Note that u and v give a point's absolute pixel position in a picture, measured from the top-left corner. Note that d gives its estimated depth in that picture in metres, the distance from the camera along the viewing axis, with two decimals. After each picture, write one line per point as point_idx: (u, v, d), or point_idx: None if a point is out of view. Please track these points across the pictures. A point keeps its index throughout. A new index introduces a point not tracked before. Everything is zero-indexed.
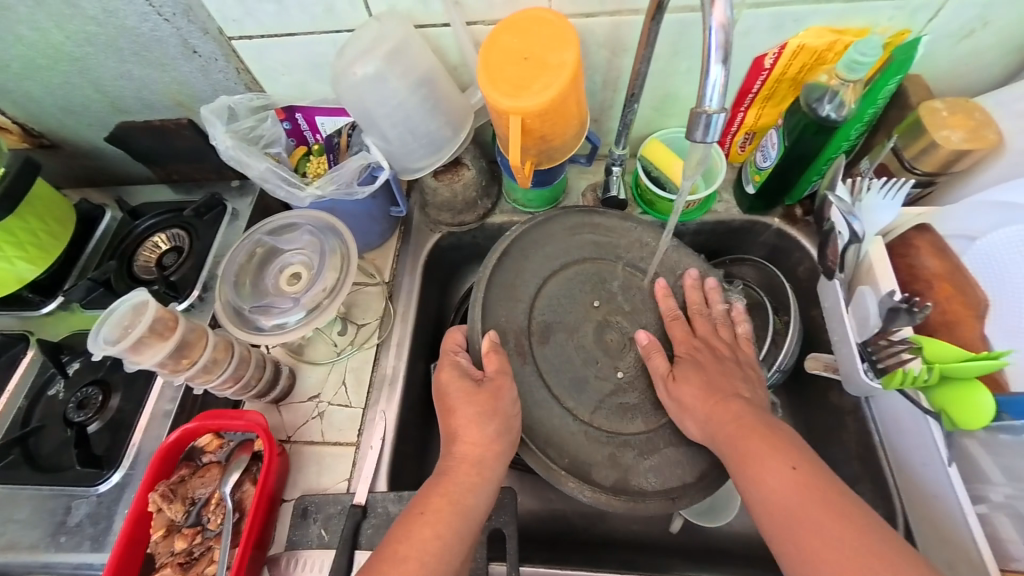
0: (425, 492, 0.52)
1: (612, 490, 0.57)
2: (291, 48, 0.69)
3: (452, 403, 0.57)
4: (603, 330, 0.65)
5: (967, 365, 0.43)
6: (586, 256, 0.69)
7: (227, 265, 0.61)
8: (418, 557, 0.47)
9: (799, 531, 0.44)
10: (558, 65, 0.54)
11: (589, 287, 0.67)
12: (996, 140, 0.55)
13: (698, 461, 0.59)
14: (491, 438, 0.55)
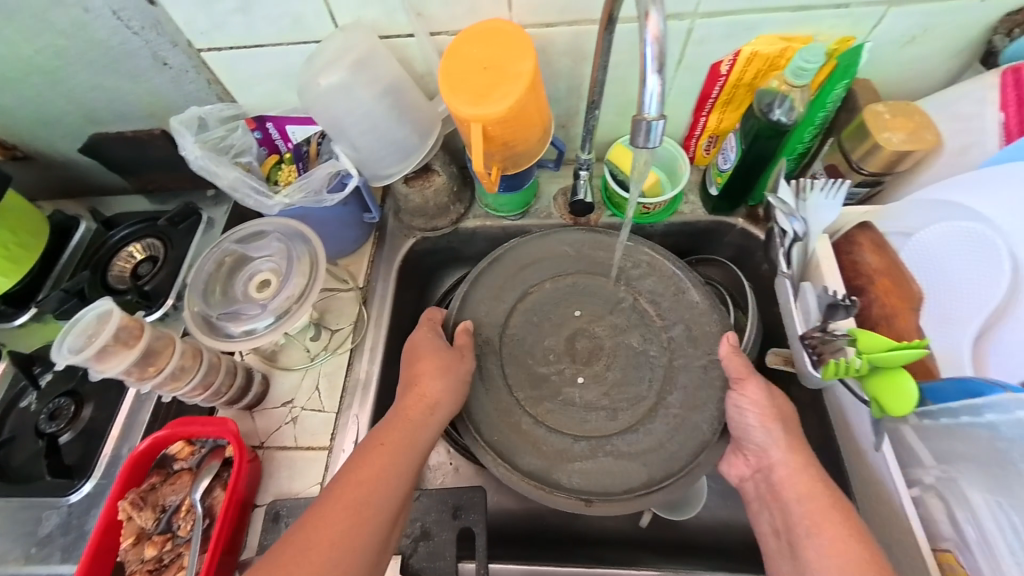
0: (374, 431, 0.56)
1: (535, 478, 0.58)
2: (259, 59, 0.70)
3: (419, 354, 0.60)
4: (574, 338, 0.66)
5: (893, 354, 0.43)
6: (576, 271, 0.70)
7: (195, 274, 0.62)
8: (365, 483, 0.51)
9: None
10: (516, 75, 0.56)
11: (574, 298, 0.69)
12: (934, 141, 0.57)
13: (633, 473, 0.58)
14: (446, 395, 0.58)
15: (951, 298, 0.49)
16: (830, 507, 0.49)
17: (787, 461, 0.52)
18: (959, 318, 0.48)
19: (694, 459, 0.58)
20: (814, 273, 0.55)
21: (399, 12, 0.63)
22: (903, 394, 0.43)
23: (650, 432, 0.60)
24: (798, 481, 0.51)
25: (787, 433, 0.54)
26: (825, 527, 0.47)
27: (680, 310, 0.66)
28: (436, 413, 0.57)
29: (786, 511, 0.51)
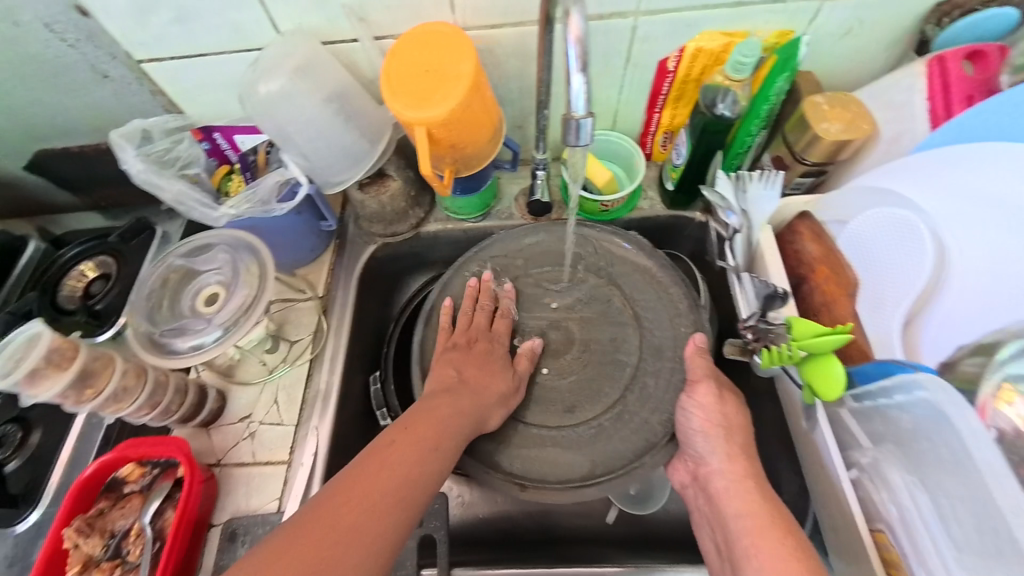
0: (412, 413, 0.54)
1: (477, 456, 0.59)
2: (200, 69, 0.68)
3: (472, 356, 0.61)
4: (548, 329, 0.66)
5: (823, 339, 0.44)
6: (547, 268, 0.70)
7: (139, 293, 0.61)
8: (409, 464, 0.49)
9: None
10: (456, 77, 0.56)
11: (553, 291, 0.68)
12: (870, 130, 0.58)
13: (574, 466, 0.58)
14: (492, 403, 0.58)
15: (882, 280, 0.50)
16: (768, 521, 0.48)
17: (729, 474, 0.53)
18: (888, 299, 0.49)
19: (637, 458, 0.58)
20: (759, 263, 0.56)
21: (340, 17, 0.62)
22: (833, 380, 0.44)
23: (600, 427, 0.60)
24: (737, 494, 0.51)
25: (729, 443, 0.55)
26: (758, 541, 0.47)
27: (657, 308, 0.66)
28: (477, 419, 0.56)
29: (727, 531, 0.50)
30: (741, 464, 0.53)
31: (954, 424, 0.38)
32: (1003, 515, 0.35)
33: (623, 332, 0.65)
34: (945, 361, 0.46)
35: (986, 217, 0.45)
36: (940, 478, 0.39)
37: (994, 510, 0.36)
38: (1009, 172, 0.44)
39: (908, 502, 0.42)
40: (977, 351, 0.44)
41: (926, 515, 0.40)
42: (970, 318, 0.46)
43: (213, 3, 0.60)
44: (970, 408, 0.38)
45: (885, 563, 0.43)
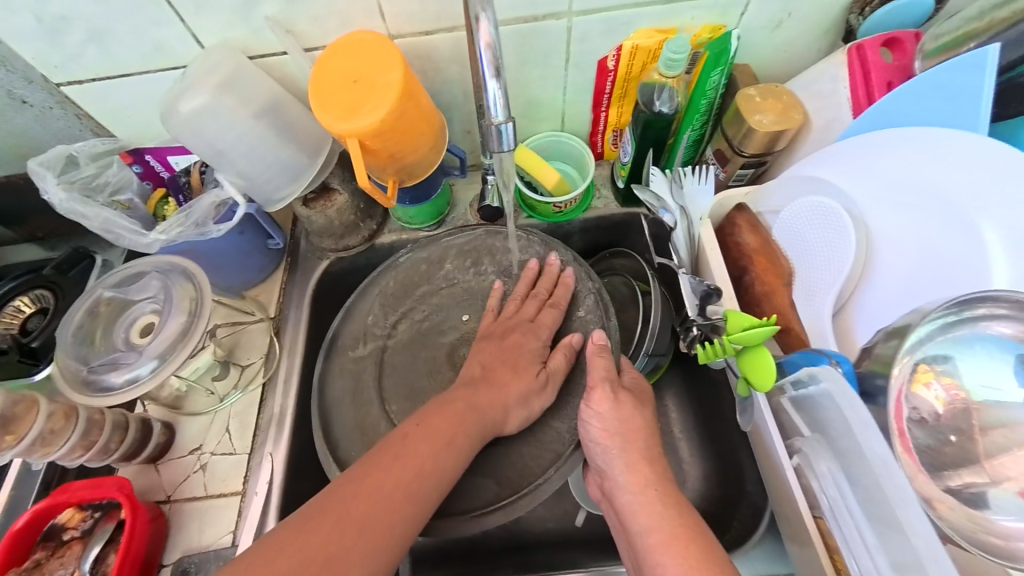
0: (429, 407, 0.53)
1: None
2: (125, 89, 0.65)
3: (506, 351, 0.60)
4: (459, 344, 0.68)
5: (755, 332, 0.44)
6: (457, 281, 0.70)
7: (65, 328, 0.58)
8: (423, 456, 0.49)
9: None
10: (385, 86, 0.55)
11: (464, 305, 0.69)
12: (801, 120, 0.59)
13: (483, 489, 0.56)
14: (512, 403, 0.56)
15: (809, 272, 0.50)
16: (670, 532, 0.46)
17: (631, 486, 0.50)
18: (819, 290, 0.49)
19: (544, 474, 0.56)
20: (702, 260, 0.56)
21: (266, 29, 0.60)
22: (764, 369, 0.44)
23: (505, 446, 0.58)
24: (642, 509, 0.48)
25: (629, 451, 0.51)
26: (662, 557, 0.45)
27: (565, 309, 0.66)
28: (496, 417, 0.55)
29: (634, 535, 0.48)
30: (643, 473, 0.50)
31: (847, 415, 0.39)
32: (909, 503, 0.35)
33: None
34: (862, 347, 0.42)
35: (906, 203, 0.47)
36: (856, 467, 0.39)
37: (903, 498, 0.35)
38: (924, 159, 0.46)
39: (834, 492, 0.41)
40: (891, 334, 0.39)
41: (851, 504, 0.40)
42: (896, 302, 0.46)
43: (129, 20, 0.57)
44: (859, 400, 0.38)
45: (828, 548, 0.43)
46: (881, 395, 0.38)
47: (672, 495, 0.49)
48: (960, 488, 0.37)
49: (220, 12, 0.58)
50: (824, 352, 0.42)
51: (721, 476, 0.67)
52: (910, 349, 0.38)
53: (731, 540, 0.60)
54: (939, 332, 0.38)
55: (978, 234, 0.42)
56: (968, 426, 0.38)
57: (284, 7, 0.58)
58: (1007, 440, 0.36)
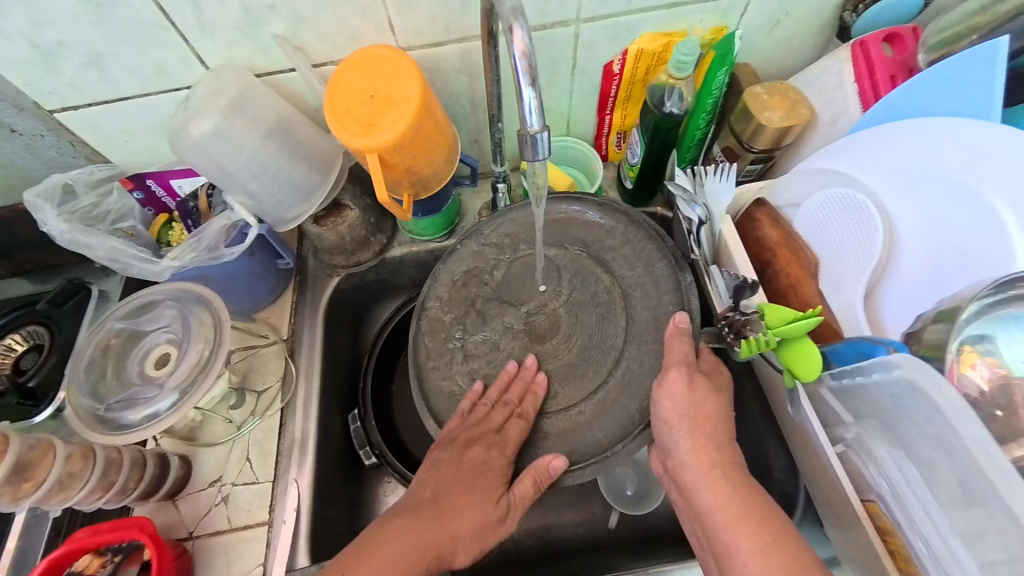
0: (361, 543, 0.49)
1: None
2: (124, 113, 0.63)
3: (468, 470, 0.55)
4: (533, 317, 0.63)
5: (798, 325, 0.44)
6: (526, 252, 0.66)
7: (75, 365, 0.56)
8: None
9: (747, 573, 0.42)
10: (404, 100, 0.54)
11: (542, 274, 0.65)
12: (808, 115, 0.60)
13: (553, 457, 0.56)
14: (464, 535, 0.51)
15: (834, 263, 0.51)
16: (742, 511, 0.45)
17: (697, 467, 0.48)
18: (847, 280, 0.50)
19: (612, 448, 0.54)
20: (724, 253, 0.57)
21: (273, 47, 0.59)
22: (809, 362, 0.45)
23: (582, 415, 0.57)
24: (710, 489, 0.47)
25: (699, 430, 0.50)
26: (737, 535, 0.44)
27: (647, 283, 0.60)
28: (445, 552, 0.50)
29: (708, 523, 0.46)
30: (709, 455, 0.49)
31: (934, 400, 0.37)
32: (984, 474, 0.35)
33: (609, 311, 0.61)
34: (909, 331, 0.44)
35: (923, 188, 0.48)
36: (920, 451, 0.40)
37: (977, 469, 0.35)
38: (936, 147, 0.48)
39: (896, 476, 0.42)
40: (940, 318, 0.41)
41: (918, 487, 0.40)
42: (924, 286, 0.47)
43: (130, 44, 0.55)
44: (943, 380, 0.36)
45: (880, 531, 0.44)
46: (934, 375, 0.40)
47: (740, 474, 0.48)
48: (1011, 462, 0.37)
49: (226, 32, 0.56)
50: (882, 341, 0.42)
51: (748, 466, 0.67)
52: (966, 320, 0.39)
53: None
54: (980, 313, 0.39)
55: (994, 214, 0.44)
56: (1008, 401, 0.38)
57: (292, 25, 0.57)
58: None
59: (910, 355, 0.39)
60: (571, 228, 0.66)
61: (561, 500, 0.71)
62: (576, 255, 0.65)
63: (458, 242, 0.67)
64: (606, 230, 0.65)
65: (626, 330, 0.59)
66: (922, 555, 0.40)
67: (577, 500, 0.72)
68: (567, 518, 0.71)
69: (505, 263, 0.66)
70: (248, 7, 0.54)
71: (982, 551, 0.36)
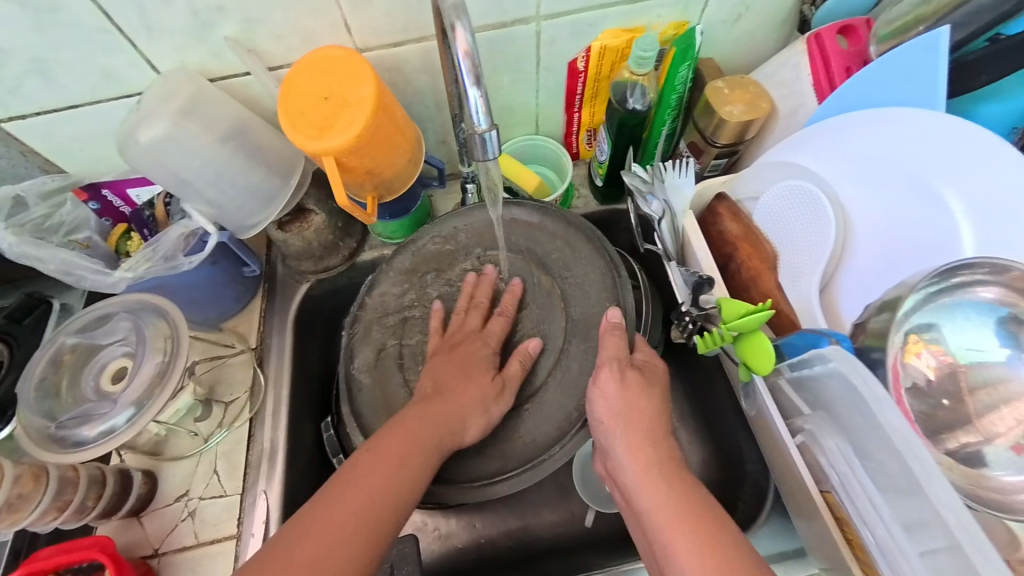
0: (382, 430, 0.51)
1: None
2: (74, 122, 0.61)
3: (465, 360, 0.57)
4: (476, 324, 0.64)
5: (750, 319, 0.44)
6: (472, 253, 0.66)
7: (25, 383, 0.54)
8: (371, 487, 0.46)
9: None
10: (358, 101, 0.53)
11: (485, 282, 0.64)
12: (769, 108, 0.61)
13: (484, 462, 0.56)
14: (470, 408, 0.54)
15: (793, 258, 0.51)
16: (677, 511, 0.45)
17: (634, 467, 0.49)
18: (804, 271, 0.50)
19: (546, 451, 0.55)
20: (688, 249, 0.57)
21: (225, 51, 0.58)
22: (761, 351, 0.45)
23: (524, 420, 0.57)
24: (646, 491, 0.47)
25: (631, 430, 0.50)
26: (674, 537, 0.44)
27: (587, 284, 0.61)
28: (454, 428, 0.52)
29: (646, 526, 0.46)
30: (645, 454, 0.49)
31: (864, 394, 0.38)
32: (909, 467, 0.36)
33: (550, 312, 0.62)
34: (856, 322, 0.43)
35: (878, 178, 0.49)
36: (865, 441, 0.40)
37: (903, 465, 0.36)
38: (893, 134, 0.48)
39: (845, 467, 0.42)
40: (884, 308, 0.41)
41: (861, 478, 0.41)
42: (878, 277, 0.48)
43: (74, 50, 0.54)
44: (873, 377, 0.37)
45: (838, 521, 0.44)
46: (882, 367, 0.40)
47: (676, 472, 0.48)
48: (958, 449, 0.38)
49: (175, 36, 0.55)
50: (824, 333, 0.43)
51: (720, 460, 0.68)
52: (900, 322, 0.39)
53: (741, 520, 0.61)
54: (925, 301, 0.39)
55: (944, 202, 0.45)
56: (957, 389, 0.39)
57: (244, 27, 0.56)
58: (993, 398, 0.38)
59: (846, 349, 0.40)
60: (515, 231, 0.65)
61: (539, 501, 0.71)
62: (516, 260, 0.65)
63: (392, 256, 0.66)
64: (549, 233, 0.64)
65: (565, 333, 0.60)
66: (871, 543, 0.40)
67: (555, 500, 0.71)
68: (545, 519, 0.70)
69: (444, 271, 0.66)
70: (196, 9, 0.53)
71: (922, 540, 0.36)
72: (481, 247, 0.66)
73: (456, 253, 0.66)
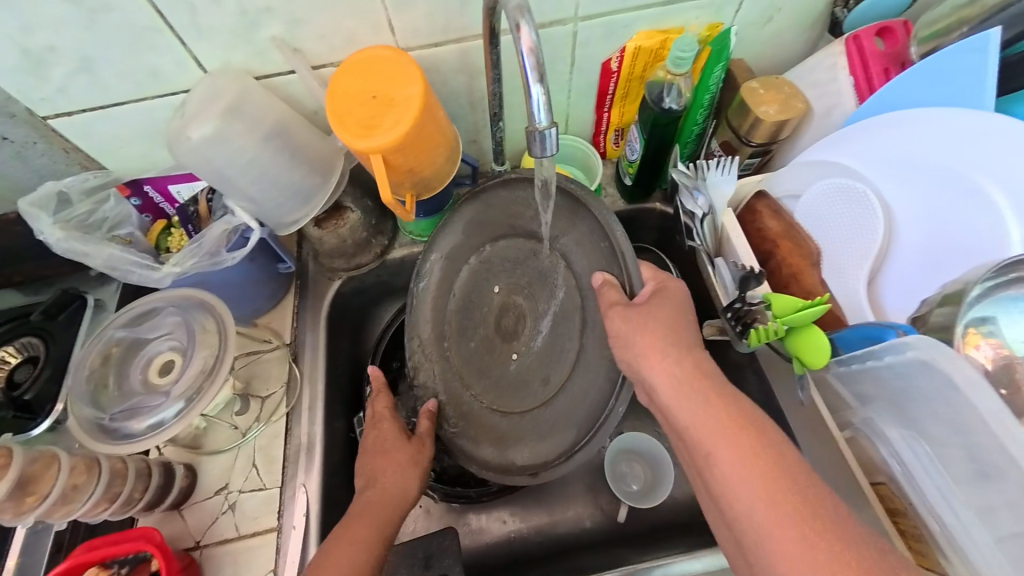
0: (336, 530, 0.52)
1: (493, 467, 0.60)
2: (118, 119, 0.62)
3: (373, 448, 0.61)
4: (502, 315, 0.64)
5: (804, 313, 0.45)
6: (486, 243, 0.65)
7: (75, 375, 0.55)
8: None
9: (728, 481, 0.41)
10: (405, 100, 0.54)
11: (493, 275, 0.65)
12: (804, 108, 0.61)
13: (560, 437, 0.57)
14: (402, 476, 0.58)
15: (836, 253, 0.53)
16: (717, 421, 0.44)
17: (665, 386, 0.47)
18: (849, 266, 0.52)
19: (607, 407, 0.53)
20: (726, 244, 0.57)
21: (270, 50, 0.59)
22: (816, 349, 0.46)
23: (575, 385, 0.57)
24: (679, 406, 0.46)
25: (653, 356, 0.48)
26: (716, 447, 0.43)
27: (580, 239, 0.57)
28: (396, 498, 0.56)
29: (686, 439, 0.46)
30: (675, 374, 0.47)
31: (936, 377, 0.39)
32: (1001, 448, 0.37)
33: (559, 280, 0.60)
34: (915, 316, 0.47)
35: (916, 175, 0.50)
36: (926, 428, 0.43)
37: (993, 445, 0.37)
38: (928, 134, 0.49)
39: (908, 455, 0.45)
40: (946, 301, 0.44)
41: (929, 465, 0.43)
42: (918, 275, 0.49)
43: (124, 49, 0.55)
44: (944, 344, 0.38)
45: (892, 510, 0.48)
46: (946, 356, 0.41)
47: (707, 388, 0.46)
48: None
49: (222, 35, 0.56)
50: (889, 325, 0.43)
51: None
52: (968, 308, 0.41)
53: None
54: (984, 296, 0.41)
55: (989, 199, 0.46)
56: (1010, 380, 0.39)
57: (290, 26, 0.57)
58: None
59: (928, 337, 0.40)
60: (496, 216, 0.63)
61: (571, 496, 0.72)
62: (514, 241, 0.63)
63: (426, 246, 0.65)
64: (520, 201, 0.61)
65: (581, 294, 0.57)
66: (934, 529, 0.44)
67: (586, 496, 0.72)
68: (577, 514, 0.71)
69: (453, 289, 0.66)
70: (244, 9, 0.54)
71: (993, 525, 0.39)
72: (481, 239, 0.65)
73: (468, 254, 0.65)
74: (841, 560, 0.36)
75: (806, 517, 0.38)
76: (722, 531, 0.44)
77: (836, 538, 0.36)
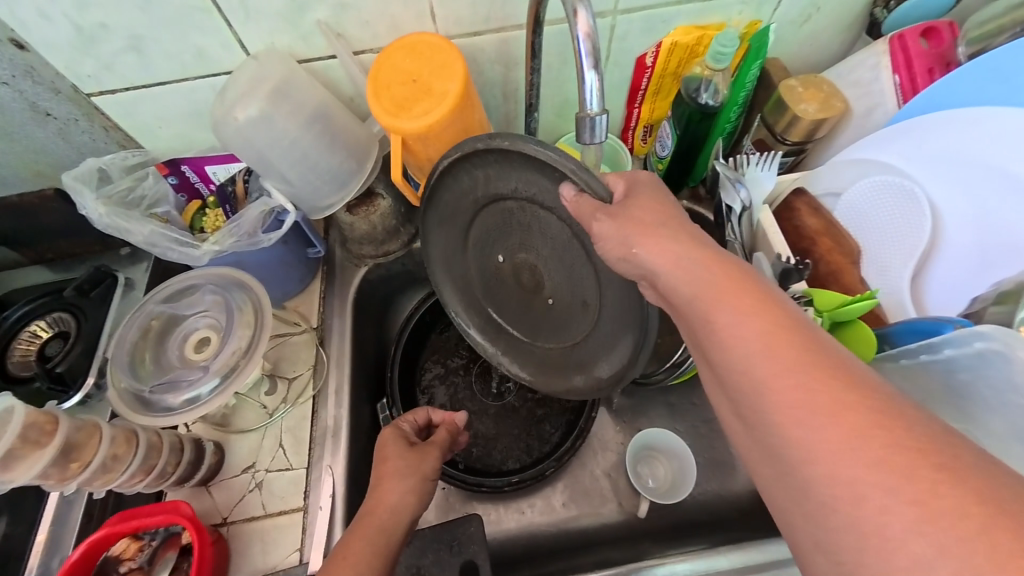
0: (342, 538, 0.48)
1: (582, 390, 0.61)
2: (160, 99, 0.63)
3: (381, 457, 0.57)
4: (519, 275, 0.61)
5: (850, 308, 0.47)
6: (468, 230, 0.62)
7: (117, 346, 0.56)
8: None
9: (737, 354, 0.36)
10: (442, 94, 0.54)
11: (490, 247, 0.61)
12: (843, 107, 0.61)
13: (623, 339, 0.53)
14: (399, 475, 0.54)
15: (879, 252, 0.54)
16: (722, 285, 0.38)
17: (658, 258, 0.42)
18: (891, 264, 0.54)
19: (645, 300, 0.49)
20: (762, 240, 0.57)
21: (314, 34, 0.60)
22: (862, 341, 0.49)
23: (610, 295, 0.53)
24: (676, 274, 0.41)
25: (642, 235, 0.43)
26: (718, 311, 0.37)
27: (528, 182, 0.51)
28: (397, 502, 0.52)
29: (685, 319, 0.41)
30: (672, 248, 0.41)
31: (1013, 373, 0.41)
32: None
33: (540, 220, 0.54)
34: (966, 312, 0.49)
35: (964, 175, 0.50)
36: (986, 424, 0.44)
37: None
38: (980, 134, 0.49)
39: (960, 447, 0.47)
40: (1000, 300, 0.46)
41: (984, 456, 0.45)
42: (968, 273, 0.50)
43: (173, 29, 0.56)
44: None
45: None
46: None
47: (707, 252, 0.40)
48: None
49: (269, 18, 0.57)
50: (947, 319, 0.45)
51: None
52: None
53: None
54: None
55: None
56: None
57: (334, 11, 0.57)
58: None
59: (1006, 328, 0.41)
60: (455, 205, 0.60)
61: (594, 490, 0.72)
62: (487, 214, 0.58)
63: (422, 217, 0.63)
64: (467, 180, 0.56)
65: (565, 222, 0.52)
66: None
67: (609, 491, 0.72)
68: (600, 509, 0.71)
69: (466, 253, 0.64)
70: None
71: None
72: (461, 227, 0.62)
73: (459, 244, 0.64)
74: (854, 408, 0.31)
75: (825, 378, 0.32)
76: (717, 400, 0.40)
77: (848, 389, 0.32)
